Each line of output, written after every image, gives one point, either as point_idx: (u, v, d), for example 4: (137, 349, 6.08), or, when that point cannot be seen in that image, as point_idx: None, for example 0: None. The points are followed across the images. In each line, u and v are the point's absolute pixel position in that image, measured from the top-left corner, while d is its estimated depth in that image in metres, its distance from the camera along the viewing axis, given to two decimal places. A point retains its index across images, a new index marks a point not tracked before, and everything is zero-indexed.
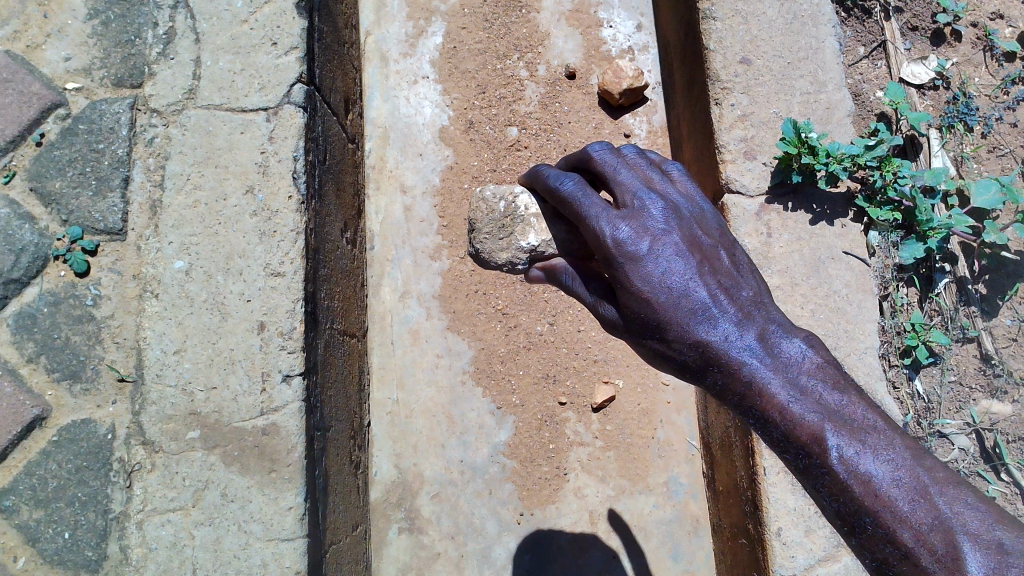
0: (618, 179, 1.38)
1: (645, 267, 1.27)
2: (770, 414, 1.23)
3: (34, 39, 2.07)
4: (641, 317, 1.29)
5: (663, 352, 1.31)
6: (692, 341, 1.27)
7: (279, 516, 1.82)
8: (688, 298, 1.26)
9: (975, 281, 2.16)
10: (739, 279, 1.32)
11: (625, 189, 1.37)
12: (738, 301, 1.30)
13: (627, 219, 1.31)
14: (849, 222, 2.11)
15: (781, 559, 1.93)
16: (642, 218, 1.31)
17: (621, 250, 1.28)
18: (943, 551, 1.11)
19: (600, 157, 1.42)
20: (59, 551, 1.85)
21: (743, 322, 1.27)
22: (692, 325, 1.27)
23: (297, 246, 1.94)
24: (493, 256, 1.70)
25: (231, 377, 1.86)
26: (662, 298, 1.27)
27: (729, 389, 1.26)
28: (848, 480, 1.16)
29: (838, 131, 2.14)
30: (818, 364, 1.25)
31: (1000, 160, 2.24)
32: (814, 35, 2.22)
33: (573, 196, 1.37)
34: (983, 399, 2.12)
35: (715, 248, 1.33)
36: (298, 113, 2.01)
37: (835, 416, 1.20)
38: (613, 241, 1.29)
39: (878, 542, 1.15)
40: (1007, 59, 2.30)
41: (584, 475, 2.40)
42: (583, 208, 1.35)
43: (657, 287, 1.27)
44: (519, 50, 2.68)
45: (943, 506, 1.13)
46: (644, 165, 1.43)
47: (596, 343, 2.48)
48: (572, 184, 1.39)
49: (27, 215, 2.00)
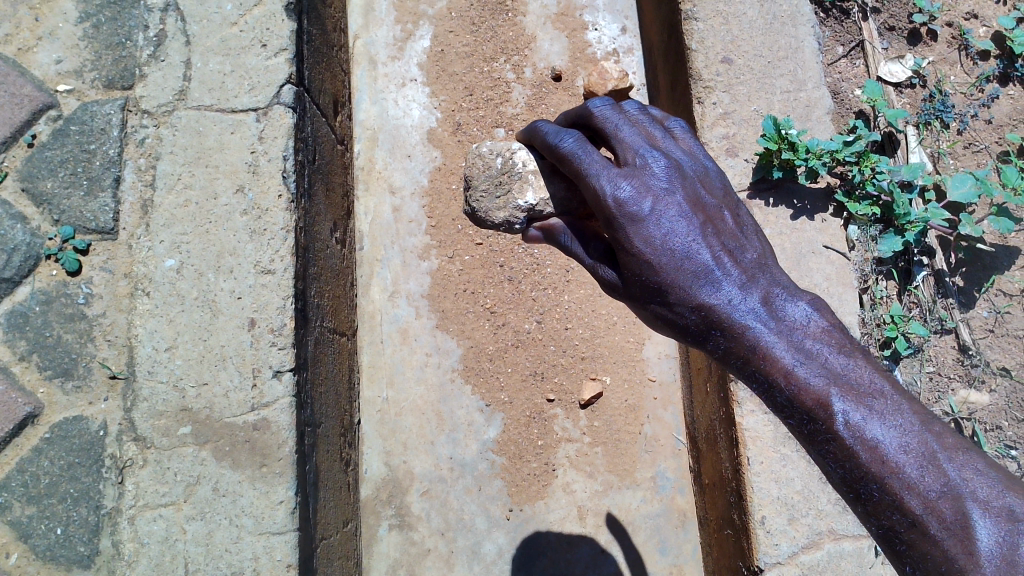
0: (620, 137, 1.41)
1: (648, 228, 1.31)
2: (775, 379, 1.25)
3: (26, 42, 2.10)
4: (642, 279, 1.33)
5: (666, 315, 1.35)
6: (694, 304, 1.31)
7: (270, 510, 1.85)
8: (691, 261, 1.30)
9: (952, 274, 2.21)
10: (743, 242, 1.36)
11: (627, 148, 1.40)
12: (743, 264, 1.34)
13: (628, 177, 1.34)
14: (828, 218, 2.14)
15: (765, 547, 1.97)
16: (645, 177, 1.35)
17: (623, 211, 1.31)
18: (951, 518, 1.14)
19: (601, 113, 1.45)
20: (51, 547, 1.86)
21: (747, 286, 1.31)
22: (695, 288, 1.31)
23: (287, 243, 1.97)
24: (490, 215, 1.73)
25: (222, 373, 1.88)
26: (664, 259, 1.31)
27: (732, 352, 1.30)
28: (854, 446, 1.19)
29: (817, 128, 2.19)
30: (823, 328, 1.27)
31: (976, 156, 2.29)
32: (794, 36, 2.27)
33: (573, 153, 1.41)
34: (961, 389, 2.16)
35: (718, 209, 1.38)
36: (288, 113, 2.04)
37: (841, 380, 1.23)
38: (614, 201, 1.32)
39: (885, 509, 1.18)
40: (981, 58, 2.36)
41: (572, 470, 2.43)
42: (584, 166, 1.38)
43: (660, 249, 1.31)
44: (505, 52, 2.72)
45: (952, 472, 1.16)
46: (647, 122, 1.45)
47: (583, 340, 2.51)
48: (571, 141, 1.42)
49: (19, 216, 2.02)
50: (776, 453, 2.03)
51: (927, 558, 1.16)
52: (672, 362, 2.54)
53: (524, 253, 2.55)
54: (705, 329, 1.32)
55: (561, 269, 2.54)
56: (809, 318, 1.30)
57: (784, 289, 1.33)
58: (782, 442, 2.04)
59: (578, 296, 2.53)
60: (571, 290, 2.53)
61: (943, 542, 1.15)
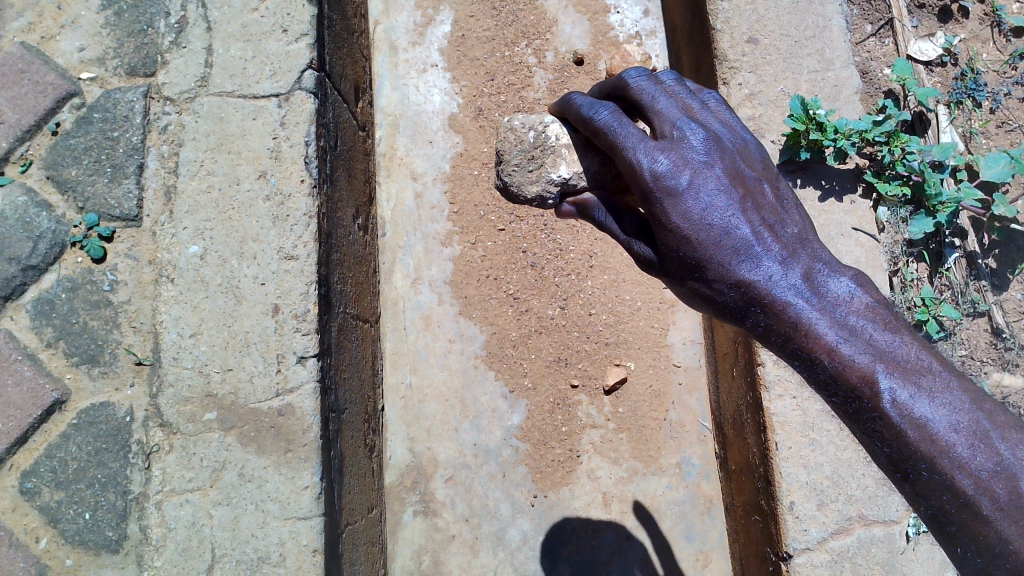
0: (657, 108, 1.37)
1: (686, 203, 1.28)
2: (818, 356, 1.22)
3: (49, 31, 2.10)
4: (680, 256, 1.30)
5: (703, 292, 1.32)
6: (733, 280, 1.28)
7: (296, 496, 1.85)
8: (730, 236, 1.27)
9: (985, 256, 2.16)
10: (784, 216, 1.32)
11: (664, 120, 1.36)
12: (783, 239, 1.30)
13: (665, 149, 1.30)
14: (857, 199, 2.12)
15: (794, 533, 1.95)
16: (683, 150, 1.31)
17: (660, 184, 1.28)
18: (1005, 498, 1.11)
19: (637, 83, 1.41)
20: (80, 532, 1.88)
21: (787, 261, 1.28)
22: (734, 264, 1.27)
23: (311, 229, 1.97)
24: (522, 189, 1.74)
25: (247, 359, 1.88)
26: (702, 235, 1.28)
27: (772, 329, 1.27)
28: (902, 425, 1.15)
29: (846, 108, 2.17)
30: (867, 304, 1.24)
31: (1009, 135, 2.25)
32: (821, 14, 2.24)
33: (608, 126, 1.38)
34: (994, 372, 2.13)
35: (758, 183, 1.34)
36: (310, 99, 2.03)
37: (886, 356, 1.19)
38: (651, 174, 1.29)
39: (935, 490, 1.15)
40: (1014, 35, 2.31)
41: (597, 457, 2.41)
42: (619, 138, 1.35)
43: (698, 224, 1.28)
44: (527, 37, 2.70)
45: (1006, 452, 1.12)
46: (683, 93, 1.41)
47: (607, 325, 2.49)
48: (606, 115, 1.40)
49: (44, 203, 2.03)
50: (804, 438, 2.00)
51: (979, 540, 1.13)
52: (697, 348, 2.52)
53: (547, 239, 2.53)
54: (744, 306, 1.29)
55: (584, 254, 2.53)
56: (851, 294, 1.27)
57: (826, 264, 1.30)
58: (810, 427, 2.01)
59: (601, 282, 2.51)
60: (595, 275, 2.51)
61: (996, 523, 1.12)
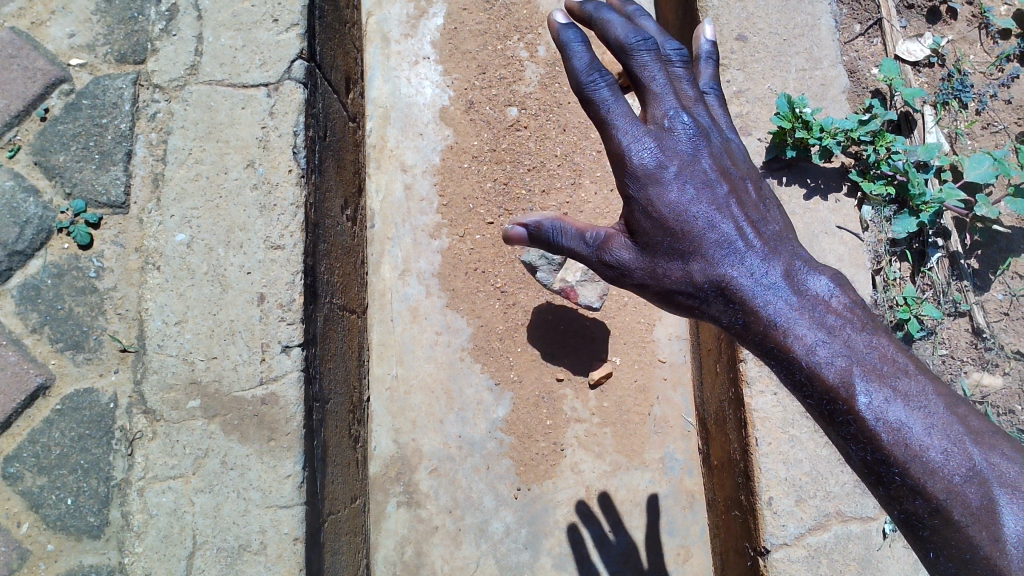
0: (654, 90, 1.42)
1: (671, 194, 1.38)
2: (793, 353, 1.22)
3: (39, 16, 2.11)
4: (661, 246, 1.40)
5: (682, 283, 1.40)
6: (711, 272, 1.36)
7: (278, 483, 1.85)
8: (712, 231, 1.36)
9: (967, 256, 2.18)
10: (766, 215, 1.40)
11: (660, 106, 1.42)
12: (764, 237, 1.37)
13: (656, 141, 1.40)
14: (842, 197, 2.13)
15: (772, 528, 1.95)
16: (672, 142, 1.40)
17: (648, 176, 1.39)
18: (976, 504, 1.09)
19: (641, 57, 1.43)
20: (62, 517, 1.88)
21: (768, 257, 1.33)
22: (714, 257, 1.36)
23: (297, 219, 1.97)
24: None
25: (231, 348, 1.89)
26: (684, 228, 1.38)
27: (748, 323, 1.30)
28: (875, 428, 1.13)
29: (832, 107, 2.18)
30: (845, 303, 1.24)
31: (994, 137, 2.25)
32: (810, 13, 2.26)
33: (604, 102, 1.42)
34: (974, 371, 2.14)
35: (743, 181, 1.42)
36: (298, 89, 2.03)
37: (862, 358, 1.17)
38: (639, 166, 1.39)
39: (907, 495, 1.12)
40: (1001, 37, 2.32)
41: (581, 450, 2.42)
42: (610, 115, 1.42)
43: (680, 217, 1.38)
44: (519, 31, 2.71)
45: (978, 456, 1.10)
46: (682, 79, 1.48)
47: (594, 320, 2.50)
48: (605, 88, 1.41)
49: (32, 188, 2.03)
50: (784, 434, 2.01)
51: (950, 545, 1.11)
52: (682, 343, 2.53)
53: None
54: (720, 301, 1.36)
55: None
56: (830, 293, 1.28)
57: (806, 263, 1.33)
58: (791, 424, 2.02)
59: (589, 277, 2.53)
60: None
61: (966, 528, 1.09)
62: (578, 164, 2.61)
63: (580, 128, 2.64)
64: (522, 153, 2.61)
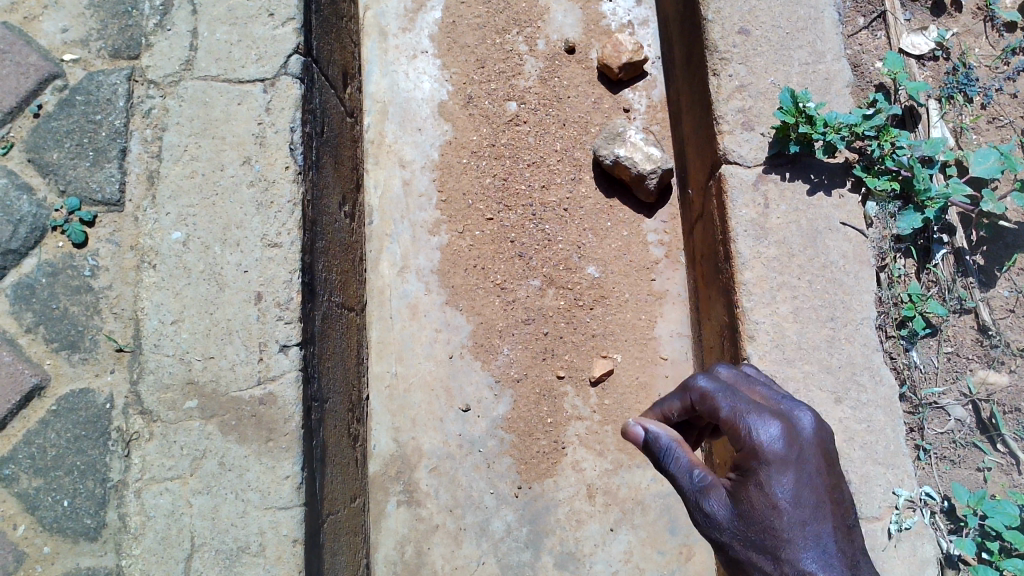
0: (759, 394, 1.63)
1: (786, 475, 1.51)
2: None
3: (32, 11, 2.07)
4: (762, 524, 1.51)
5: (764, 564, 1.52)
6: (800, 563, 1.49)
7: (277, 485, 1.83)
8: (806, 521, 1.51)
9: (972, 252, 2.15)
10: (850, 513, 1.58)
11: (767, 397, 1.62)
12: (842, 527, 1.56)
13: (776, 423, 1.54)
14: (846, 193, 2.11)
15: None
16: (791, 430, 1.55)
17: (770, 456, 1.51)
18: None
19: (727, 375, 1.68)
20: (58, 520, 1.86)
21: (845, 557, 1.52)
22: (803, 551, 1.50)
23: (295, 217, 1.95)
24: None
25: (229, 347, 1.87)
26: (789, 511, 1.50)
27: None
28: None
29: (836, 102, 2.14)
30: None
31: (999, 131, 2.23)
32: (813, 6, 2.21)
33: (714, 394, 1.61)
34: (980, 369, 2.12)
35: (838, 480, 1.58)
36: (295, 84, 2.01)
37: None
38: (764, 444, 1.52)
39: None
40: (1008, 30, 2.29)
41: (582, 449, 2.40)
42: (715, 394, 1.61)
43: (789, 501, 1.50)
44: (518, 24, 2.67)
45: None
46: (777, 395, 1.63)
47: (595, 317, 2.48)
48: (708, 383, 1.63)
49: (25, 186, 2.00)
50: None
51: None
52: (684, 341, 2.49)
53: (535, 229, 2.53)
54: (743, 541, 1.54)
55: (573, 245, 2.52)
56: None
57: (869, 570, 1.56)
58: None
59: (590, 273, 2.51)
60: (584, 267, 2.51)
61: None
62: (578, 158, 2.58)
63: (580, 123, 2.61)
64: (521, 148, 2.58)
